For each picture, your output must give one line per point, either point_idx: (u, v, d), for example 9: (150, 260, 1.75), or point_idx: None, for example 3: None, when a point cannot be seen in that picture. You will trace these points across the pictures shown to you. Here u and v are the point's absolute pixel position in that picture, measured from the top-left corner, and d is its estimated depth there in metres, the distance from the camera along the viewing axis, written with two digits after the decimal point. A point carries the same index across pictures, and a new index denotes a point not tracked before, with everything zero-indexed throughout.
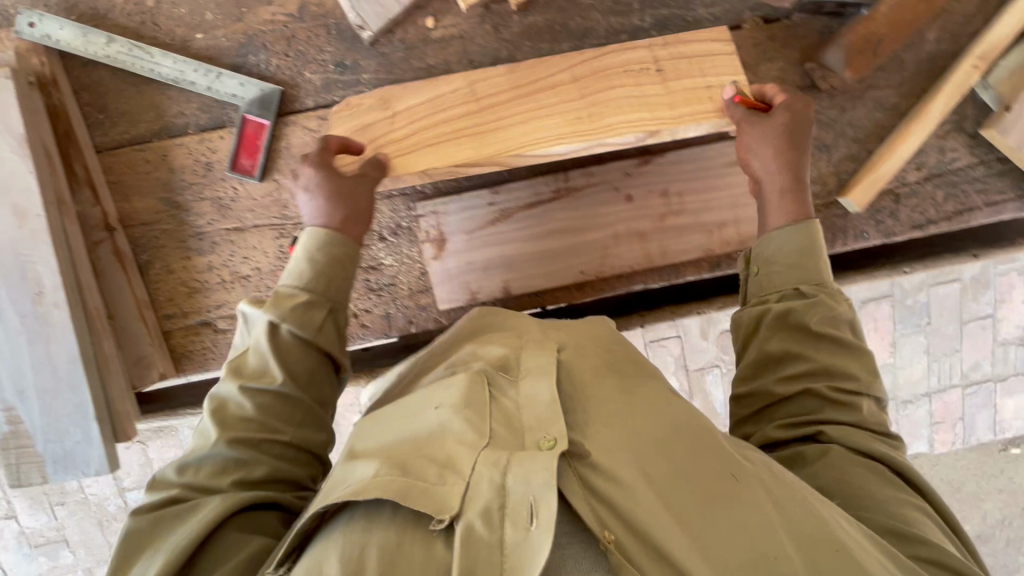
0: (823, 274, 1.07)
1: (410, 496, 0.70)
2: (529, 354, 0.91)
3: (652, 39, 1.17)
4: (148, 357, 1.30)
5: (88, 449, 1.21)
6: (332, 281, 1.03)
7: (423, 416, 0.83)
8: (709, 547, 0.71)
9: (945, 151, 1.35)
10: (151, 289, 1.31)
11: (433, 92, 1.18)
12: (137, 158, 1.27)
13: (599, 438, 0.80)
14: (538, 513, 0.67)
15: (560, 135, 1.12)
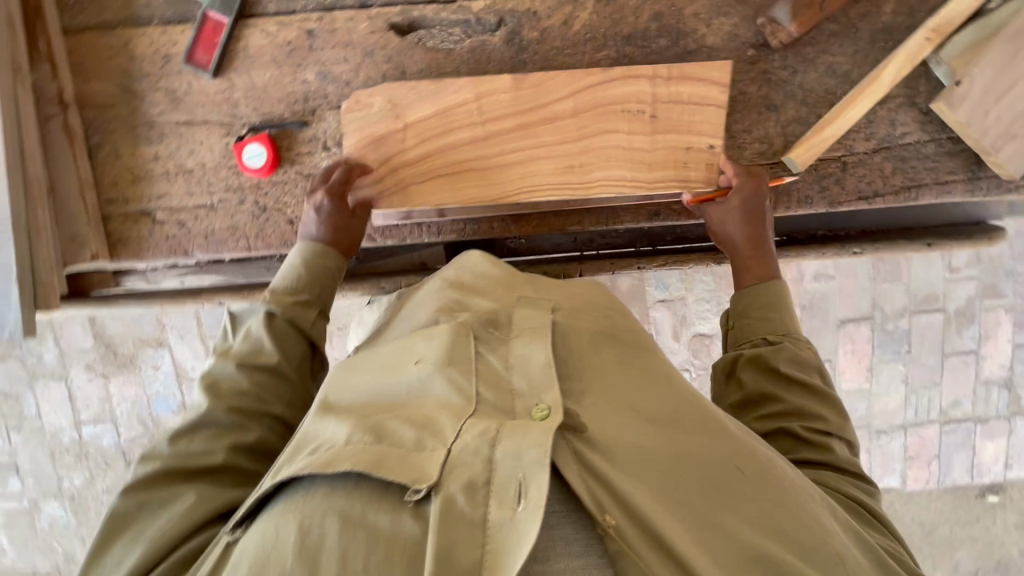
0: (787, 327, 1.17)
1: (385, 465, 0.69)
2: (520, 311, 0.92)
3: (657, 71, 1.21)
4: (83, 237, 1.33)
5: (5, 310, 1.22)
6: (323, 289, 1.18)
7: (404, 370, 0.84)
8: (708, 540, 0.72)
9: (896, 125, 1.34)
10: (96, 171, 1.35)
11: (440, 104, 1.23)
12: (101, 43, 1.31)
13: (599, 414, 0.80)
14: (526, 492, 0.65)
15: (557, 183, 1.25)
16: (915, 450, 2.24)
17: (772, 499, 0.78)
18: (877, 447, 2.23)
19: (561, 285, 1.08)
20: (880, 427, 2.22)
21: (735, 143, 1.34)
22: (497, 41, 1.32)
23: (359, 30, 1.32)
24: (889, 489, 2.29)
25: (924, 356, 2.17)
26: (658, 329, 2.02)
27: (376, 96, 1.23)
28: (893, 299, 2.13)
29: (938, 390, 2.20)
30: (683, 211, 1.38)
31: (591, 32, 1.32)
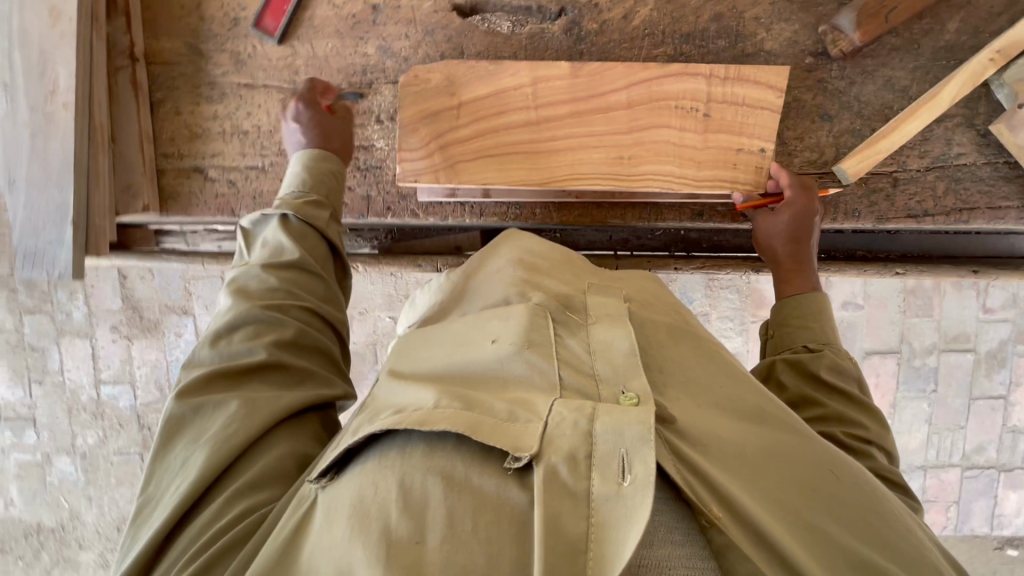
0: (828, 340, 1.14)
1: (479, 429, 0.63)
2: (596, 298, 0.87)
3: (714, 70, 1.21)
4: (136, 186, 1.36)
5: (57, 250, 1.25)
6: (330, 189, 1.18)
7: (480, 347, 0.80)
8: (813, 544, 0.66)
9: (952, 144, 1.32)
10: (156, 125, 1.38)
11: (497, 83, 1.25)
12: (174, 2, 1.36)
13: (685, 406, 0.75)
14: (632, 468, 0.59)
15: (607, 173, 1.25)
16: (933, 492, 2.19)
17: (876, 510, 0.72)
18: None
19: (624, 277, 1.02)
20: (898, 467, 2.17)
21: (785, 150, 1.34)
22: (556, 29, 1.34)
23: (422, 8, 1.35)
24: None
25: (950, 396, 2.11)
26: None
27: (434, 72, 1.26)
28: (923, 335, 2.08)
29: (962, 434, 2.13)
30: (727, 214, 1.38)
31: (650, 28, 1.33)
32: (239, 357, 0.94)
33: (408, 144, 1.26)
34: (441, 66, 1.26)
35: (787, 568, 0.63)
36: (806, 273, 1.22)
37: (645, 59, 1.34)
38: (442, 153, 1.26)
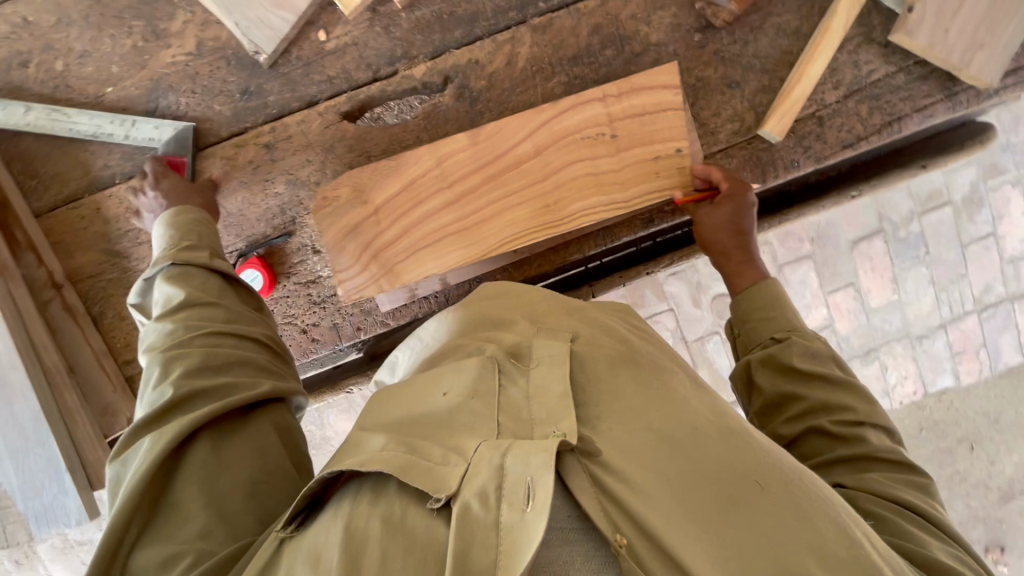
0: (797, 325, 1.12)
1: (411, 472, 0.72)
2: (540, 341, 0.94)
3: (605, 90, 1.18)
4: (113, 405, 1.34)
5: (65, 500, 1.23)
6: (200, 235, 1.15)
7: (430, 399, 0.85)
8: (721, 544, 0.75)
9: (860, 65, 1.32)
10: (107, 339, 1.36)
11: (405, 176, 1.22)
12: (73, 215, 1.32)
13: (617, 438, 0.83)
14: (535, 494, 0.68)
15: (538, 227, 1.20)
16: (960, 344, 2.22)
17: (794, 513, 0.79)
18: (922, 352, 2.21)
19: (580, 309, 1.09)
20: (919, 333, 2.19)
21: (707, 130, 1.33)
22: (448, 99, 1.32)
23: (313, 129, 1.32)
24: (945, 389, 2.26)
25: (944, 252, 2.15)
26: (677, 302, 2.07)
27: (340, 186, 1.23)
28: (898, 206, 2.11)
29: (966, 282, 2.17)
30: (675, 210, 1.35)
31: (537, 64, 1.31)
32: (155, 403, 0.92)
33: (340, 264, 1.23)
34: (345, 179, 1.23)
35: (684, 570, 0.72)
36: (750, 262, 1.21)
37: (543, 96, 1.32)
38: (376, 259, 1.23)
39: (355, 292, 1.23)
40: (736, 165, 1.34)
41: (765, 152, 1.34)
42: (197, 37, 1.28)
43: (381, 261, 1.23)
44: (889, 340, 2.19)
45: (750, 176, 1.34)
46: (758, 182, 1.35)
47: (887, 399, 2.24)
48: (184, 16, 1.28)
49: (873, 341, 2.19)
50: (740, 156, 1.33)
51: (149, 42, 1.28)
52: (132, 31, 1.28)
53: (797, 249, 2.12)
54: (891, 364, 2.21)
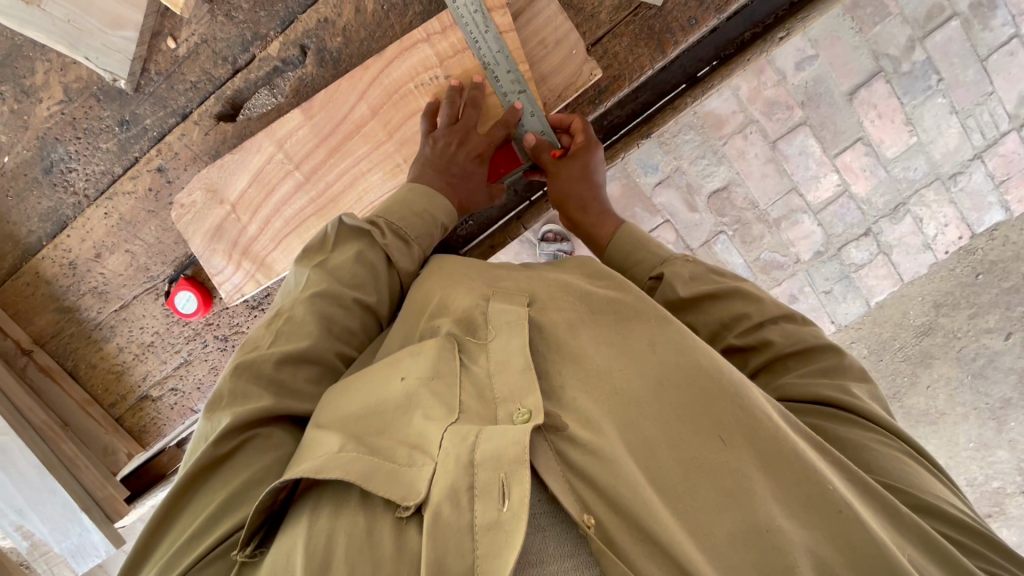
0: (666, 254, 1.04)
1: (376, 479, 0.70)
2: (494, 307, 0.89)
3: (426, 30, 1.14)
4: (112, 445, 1.46)
5: (89, 536, 1.36)
6: (343, 278, 0.93)
7: (390, 385, 0.83)
8: (696, 515, 0.71)
9: None
10: (87, 388, 1.46)
11: (251, 168, 1.23)
12: (19, 284, 1.40)
13: (582, 407, 0.78)
14: (509, 491, 0.65)
15: (393, 187, 1.22)
16: (1002, 171, 1.81)
17: (763, 464, 0.74)
18: (959, 192, 1.83)
19: (536, 271, 1.00)
20: (951, 171, 1.81)
21: (585, 15, 1.20)
22: (311, 69, 1.26)
23: (195, 139, 1.31)
24: (996, 226, 1.88)
25: (960, 73, 1.72)
26: (671, 213, 1.82)
27: (195, 192, 1.26)
28: (894, 37, 1.67)
29: (995, 99, 1.74)
30: (575, 112, 1.28)
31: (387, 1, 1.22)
32: (248, 471, 0.78)
33: (215, 266, 1.28)
34: (197, 183, 1.25)
35: (658, 543, 0.67)
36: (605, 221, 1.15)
37: (404, 32, 1.23)
38: (247, 257, 1.28)
39: (234, 292, 1.29)
40: (627, 45, 1.21)
41: (656, 19, 1.20)
42: (61, 82, 1.29)
43: (258, 258, 1.27)
44: (917, 189, 1.82)
45: (646, 50, 1.21)
46: (657, 55, 1.21)
47: (931, 253, 1.88)
48: (43, 67, 1.28)
49: (898, 194, 1.82)
50: (628, 33, 1.20)
51: (21, 102, 1.30)
52: (4, 96, 1.29)
53: (787, 118, 1.73)
54: (926, 214, 1.84)
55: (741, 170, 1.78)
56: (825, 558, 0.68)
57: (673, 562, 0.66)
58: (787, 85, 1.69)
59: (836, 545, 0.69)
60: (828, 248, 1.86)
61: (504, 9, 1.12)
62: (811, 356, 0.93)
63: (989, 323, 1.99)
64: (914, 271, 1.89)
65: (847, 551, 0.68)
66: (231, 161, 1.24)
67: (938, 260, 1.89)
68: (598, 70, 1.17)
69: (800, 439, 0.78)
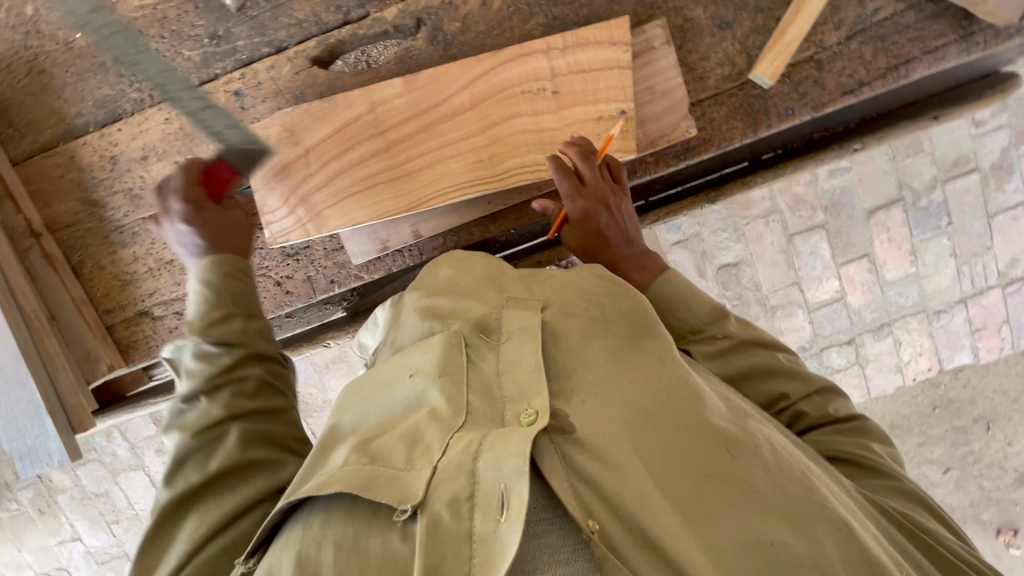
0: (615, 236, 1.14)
1: (373, 486, 0.66)
2: (510, 312, 0.85)
3: (549, 43, 1.17)
4: (94, 353, 1.36)
5: (46, 441, 1.27)
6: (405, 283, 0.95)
7: (400, 385, 0.80)
8: (706, 531, 0.67)
9: (865, 2, 1.21)
10: (86, 287, 1.37)
11: (335, 121, 1.22)
12: (49, 164, 1.33)
13: (589, 412, 0.74)
14: (508, 502, 0.61)
15: (471, 180, 1.21)
16: (980, 320, 1.96)
17: (766, 480, 0.72)
18: (939, 327, 1.95)
19: (550, 274, 0.94)
20: (938, 307, 1.94)
21: (696, 75, 1.25)
22: (421, 44, 1.26)
23: (283, 76, 1.28)
24: (961, 367, 2.01)
25: (969, 223, 1.87)
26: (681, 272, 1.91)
27: (272, 126, 1.23)
28: (921, 172, 1.83)
29: (991, 254, 1.90)
30: (659, 161, 1.28)
31: (514, 4, 1.24)
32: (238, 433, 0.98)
33: (268, 205, 1.24)
34: (276, 118, 1.23)
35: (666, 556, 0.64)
36: (642, 263, 1.12)
37: (520, 39, 1.25)
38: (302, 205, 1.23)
39: (279, 235, 1.24)
40: (725, 113, 1.26)
41: (758, 99, 1.25)
42: None
43: (314, 210, 1.23)
44: (904, 314, 1.94)
45: (740, 124, 1.26)
46: (749, 132, 1.26)
47: (900, 376, 2.00)
48: None
49: (886, 315, 1.94)
50: (730, 103, 1.25)
51: None
52: None
53: (809, 217, 1.86)
54: (906, 339, 1.96)
55: (755, 252, 1.89)
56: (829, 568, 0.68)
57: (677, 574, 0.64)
58: (816, 187, 1.84)
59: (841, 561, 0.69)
60: (813, 344, 1.96)
61: (626, 46, 1.17)
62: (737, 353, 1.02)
63: (934, 455, 2.09)
64: (880, 389, 2.00)
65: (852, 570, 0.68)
66: (318, 106, 1.22)
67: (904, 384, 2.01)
68: (694, 130, 1.22)
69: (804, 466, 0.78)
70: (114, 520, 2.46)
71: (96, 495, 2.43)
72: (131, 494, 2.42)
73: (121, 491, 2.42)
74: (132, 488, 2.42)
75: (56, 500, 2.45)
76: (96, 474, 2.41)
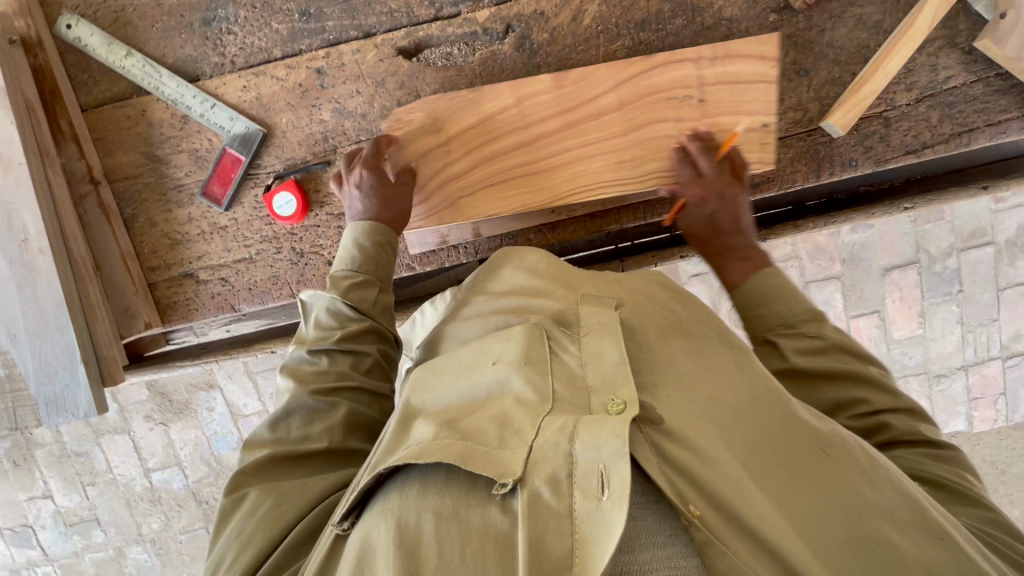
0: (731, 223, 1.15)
1: (471, 459, 0.69)
2: (586, 309, 0.89)
3: (658, 64, 1.19)
4: (134, 307, 1.34)
5: (76, 391, 1.26)
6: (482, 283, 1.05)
7: (482, 370, 0.83)
8: (796, 520, 0.72)
9: (939, 70, 1.26)
10: (135, 243, 1.36)
11: (435, 109, 1.23)
12: (119, 115, 1.33)
13: (677, 406, 0.79)
14: (609, 480, 0.64)
15: (611, 179, 1.23)
16: (978, 390, 2.00)
17: (854, 472, 0.77)
18: (938, 392, 2.00)
19: (619, 281, 1.01)
20: (939, 371, 1.98)
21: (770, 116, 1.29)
22: (507, 49, 1.29)
23: (367, 60, 1.30)
24: (955, 433, 2.06)
25: (978, 293, 1.92)
26: None
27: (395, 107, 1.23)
28: (938, 239, 1.89)
29: (995, 326, 1.94)
30: None
31: (603, 24, 1.27)
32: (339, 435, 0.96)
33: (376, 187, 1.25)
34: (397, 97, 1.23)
35: (763, 543, 0.68)
36: (749, 255, 1.12)
37: (605, 58, 1.28)
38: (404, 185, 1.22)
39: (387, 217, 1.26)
40: (791, 156, 1.30)
41: (825, 147, 1.29)
42: None
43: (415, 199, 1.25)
44: (906, 373, 1.98)
45: (803, 169, 1.30)
46: (811, 177, 1.30)
47: None
48: None
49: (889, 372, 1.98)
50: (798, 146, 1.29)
51: None
52: None
53: (827, 267, 1.92)
54: None
55: None
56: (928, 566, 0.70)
57: (777, 560, 0.67)
58: (838, 240, 1.89)
59: (937, 558, 0.71)
60: None
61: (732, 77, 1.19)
62: (831, 354, 0.99)
63: None
64: None
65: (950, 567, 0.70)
66: None
67: None
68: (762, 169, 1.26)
69: (888, 466, 0.81)
70: (91, 483, 2.39)
71: (76, 455, 2.36)
72: (113, 458, 2.36)
73: (103, 454, 2.35)
74: (115, 452, 2.35)
75: (33, 454, 2.36)
76: (80, 434, 2.34)
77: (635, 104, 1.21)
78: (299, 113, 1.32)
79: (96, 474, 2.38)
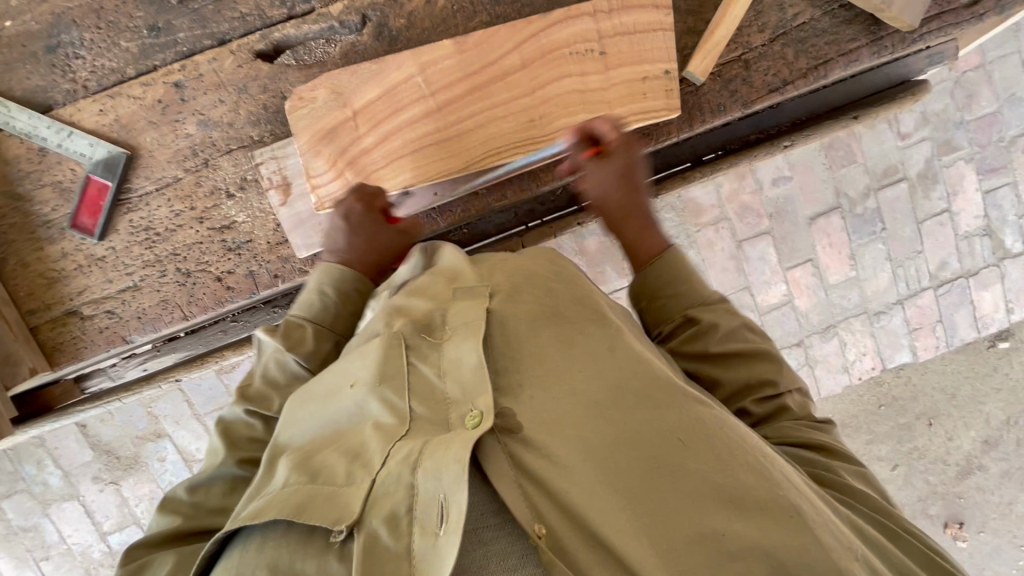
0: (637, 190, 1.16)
1: (307, 509, 0.65)
2: (455, 308, 0.83)
3: (514, 32, 1.22)
4: (16, 353, 1.27)
5: None
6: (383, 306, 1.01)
7: (341, 396, 0.78)
8: (650, 520, 0.67)
9: (786, 8, 1.30)
10: (8, 286, 1.30)
11: (299, 103, 1.22)
12: None
13: (537, 404, 0.74)
14: (447, 515, 0.59)
15: (519, 141, 1.24)
16: (916, 321, 2.04)
17: (711, 459, 0.73)
18: (880, 328, 2.04)
19: (502, 263, 0.95)
20: (877, 309, 2.02)
21: None
22: (366, 39, 1.28)
23: (225, 68, 1.27)
24: (902, 366, 2.10)
25: (899, 229, 1.98)
26: None
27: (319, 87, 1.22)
28: (854, 181, 1.94)
29: (921, 258, 2.00)
30: None
31: (458, 3, 1.27)
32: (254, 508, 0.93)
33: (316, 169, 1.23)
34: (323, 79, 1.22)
35: (607, 548, 0.65)
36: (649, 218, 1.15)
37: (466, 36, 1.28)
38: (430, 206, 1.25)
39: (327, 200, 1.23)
40: None
41: (691, 95, 1.32)
42: None
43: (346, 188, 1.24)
44: (847, 316, 2.02)
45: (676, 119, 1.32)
46: (685, 126, 1.32)
47: (846, 375, 2.06)
48: None
49: (832, 317, 2.02)
50: None
51: None
52: None
53: (755, 224, 1.93)
54: (850, 340, 2.04)
55: (706, 257, 1.95)
56: (775, 552, 0.67)
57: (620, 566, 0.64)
58: (761, 195, 1.91)
59: (790, 544, 0.68)
60: None
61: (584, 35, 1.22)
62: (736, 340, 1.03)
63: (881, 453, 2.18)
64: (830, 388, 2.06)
65: (803, 552, 0.68)
66: None
67: (850, 383, 2.08)
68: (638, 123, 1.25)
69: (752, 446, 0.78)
70: (42, 558, 2.25)
71: (20, 531, 2.22)
72: (60, 529, 2.21)
73: (52, 526, 2.21)
74: (62, 522, 2.21)
75: None
76: (23, 507, 2.19)
77: (499, 73, 1.22)
78: (164, 131, 1.28)
79: (46, 548, 2.23)
